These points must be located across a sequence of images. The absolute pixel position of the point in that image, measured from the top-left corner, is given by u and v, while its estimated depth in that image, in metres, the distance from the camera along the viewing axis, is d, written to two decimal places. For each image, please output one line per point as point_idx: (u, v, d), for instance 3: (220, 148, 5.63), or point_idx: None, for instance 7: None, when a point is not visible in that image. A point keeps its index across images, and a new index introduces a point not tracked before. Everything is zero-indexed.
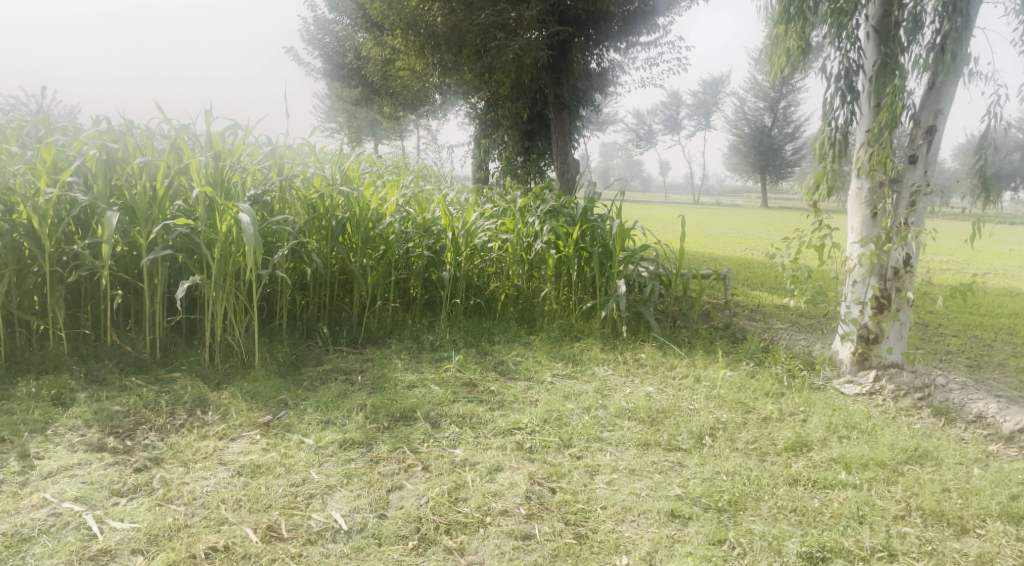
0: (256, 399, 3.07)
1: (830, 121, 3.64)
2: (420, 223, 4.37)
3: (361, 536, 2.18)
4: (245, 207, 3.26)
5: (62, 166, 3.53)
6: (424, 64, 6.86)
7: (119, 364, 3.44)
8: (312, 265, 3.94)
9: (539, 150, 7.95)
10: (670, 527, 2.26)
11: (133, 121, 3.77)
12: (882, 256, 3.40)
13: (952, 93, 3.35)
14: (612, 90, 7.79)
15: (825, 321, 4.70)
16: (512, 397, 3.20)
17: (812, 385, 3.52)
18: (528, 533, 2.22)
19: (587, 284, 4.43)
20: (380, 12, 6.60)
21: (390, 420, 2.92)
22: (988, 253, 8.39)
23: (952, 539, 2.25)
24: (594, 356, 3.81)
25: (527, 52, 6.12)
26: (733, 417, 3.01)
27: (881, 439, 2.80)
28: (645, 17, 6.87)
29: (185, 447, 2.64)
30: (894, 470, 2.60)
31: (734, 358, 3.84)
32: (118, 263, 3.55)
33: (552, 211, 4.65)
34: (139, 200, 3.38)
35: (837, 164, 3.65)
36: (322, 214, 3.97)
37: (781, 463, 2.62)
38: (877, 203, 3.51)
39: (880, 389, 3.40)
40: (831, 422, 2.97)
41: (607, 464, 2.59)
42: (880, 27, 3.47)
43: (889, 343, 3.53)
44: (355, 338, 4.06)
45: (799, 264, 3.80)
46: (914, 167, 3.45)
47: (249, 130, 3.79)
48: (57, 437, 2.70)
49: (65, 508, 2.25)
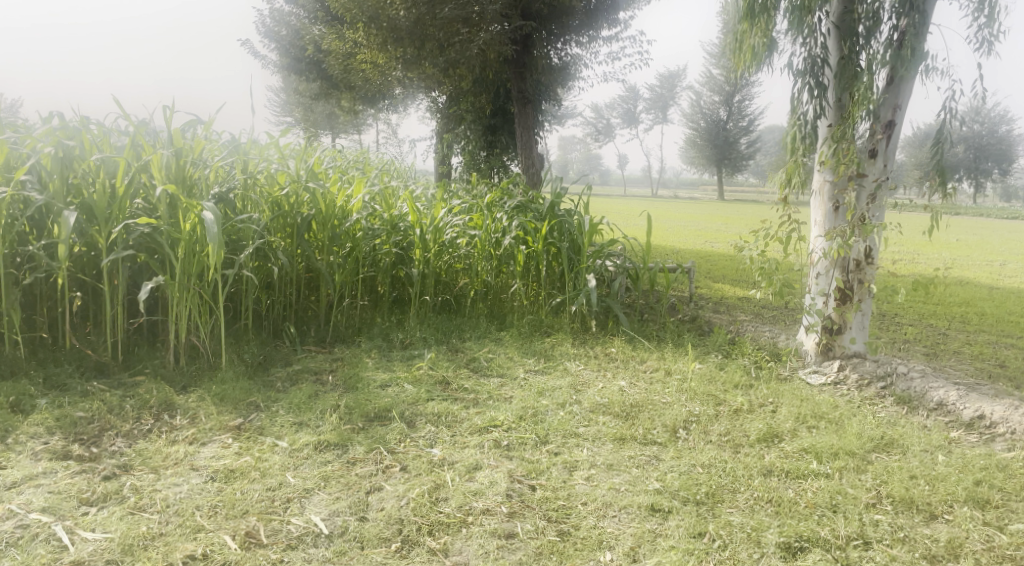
0: (225, 402, 3.01)
1: (801, 116, 3.67)
2: (387, 220, 4.33)
3: (343, 540, 2.16)
4: (209, 205, 3.18)
5: (15, 164, 3.41)
6: (386, 58, 6.78)
7: (79, 368, 3.33)
8: (278, 264, 3.88)
9: (503, 144, 7.93)
10: (651, 521, 2.28)
11: (89, 117, 3.65)
12: (846, 249, 3.47)
13: (910, 88, 3.44)
14: (574, 84, 7.80)
15: (788, 312, 4.79)
16: (486, 394, 3.19)
17: (779, 375, 3.59)
18: (511, 531, 2.22)
19: (555, 279, 4.46)
20: (341, 5, 6.50)
21: (365, 421, 2.89)
22: (937, 244, 8.65)
23: (922, 525, 2.32)
24: (565, 351, 3.83)
25: (490, 47, 6.17)
26: (705, 409, 3.05)
27: (850, 429, 2.86)
28: (607, 11, 6.91)
29: (155, 452, 2.58)
30: (863, 459, 2.66)
31: (703, 350, 3.90)
32: (76, 264, 3.44)
33: (520, 206, 4.64)
34: (98, 200, 3.28)
35: (806, 158, 3.69)
36: (287, 211, 3.91)
37: (754, 454, 2.67)
38: (841, 197, 3.58)
39: (845, 379, 3.48)
40: (800, 413, 3.03)
41: (585, 459, 2.61)
42: (840, 23, 3.55)
43: (852, 334, 3.61)
44: (323, 337, 4.00)
45: (766, 257, 3.86)
46: (875, 161, 3.51)
47: (210, 125, 3.70)
48: (19, 445, 2.61)
49: (32, 519, 2.18)
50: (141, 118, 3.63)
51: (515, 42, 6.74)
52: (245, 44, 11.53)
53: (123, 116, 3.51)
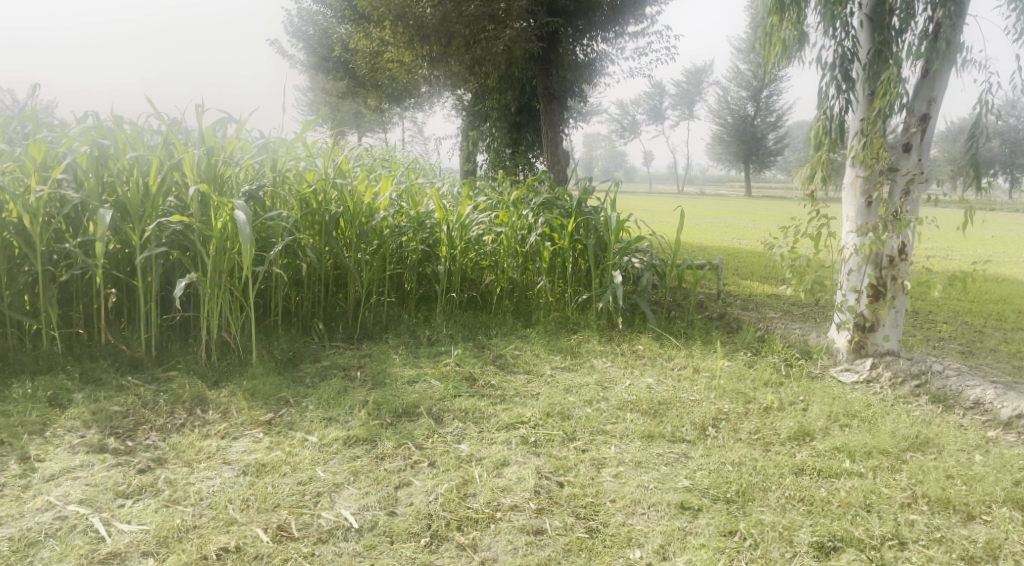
0: (256, 397, 3.04)
1: (827, 110, 3.66)
2: (414, 217, 4.35)
3: (372, 534, 2.17)
4: (239, 202, 3.21)
5: (51, 164, 3.47)
6: (413, 56, 6.80)
7: (114, 363, 3.40)
8: (307, 261, 3.92)
9: (528, 142, 7.92)
10: (680, 519, 2.27)
11: (123, 117, 3.71)
12: (879, 245, 3.42)
13: (945, 81, 3.37)
14: (600, 81, 7.77)
15: (818, 310, 4.74)
16: (513, 391, 3.20)
17: (810, 373, 3.55)
18: (540, 527, 2.21)
19: (581, 276, 4.44)
20: (368, 4, 6.54)
21: (393, 416, 2.91)
22: (973, 240, 8.47)
23: (960, 526, 2.28)
24: (592, 348, 3.82)
25: (516, 44, 6.16)
26: (734, 407, 3.02)
27: (883, 428, 2.82)
28: (633, 6, 6.86)
29: (188, 446, 2.61)
30: (897, 458, 2.62)
31: (732, 348, 3.86)
32: (110, 261, 3.49)
33: (546, 203, 4.63)
34: (132, 198, 3.33)
35: (831, 152, 3.69)
36: (315, 209, 3.95)
37: (785, 453, 2.64)
38: (873, 192, 3.53)
39: (878, 377, 3.43)
40: (832, 411, 2.99)
41: (613, 457, 2.60)
42: (873, 14, 3.50)
43: (885, 331, 3.56)
44: (351, 333, 4.03)
45: (796, 253, 3.82)
46: (909, 155, 3.45)
47: (241, 124, 3.73)
48: (56, 439, 2.66)
49: (71, 511, 2.22)
50: (174, 118, 3.68)
51: (541, 39, 6.74)
52: (273, 44, 11.65)
53: (156, 115, 3.56)
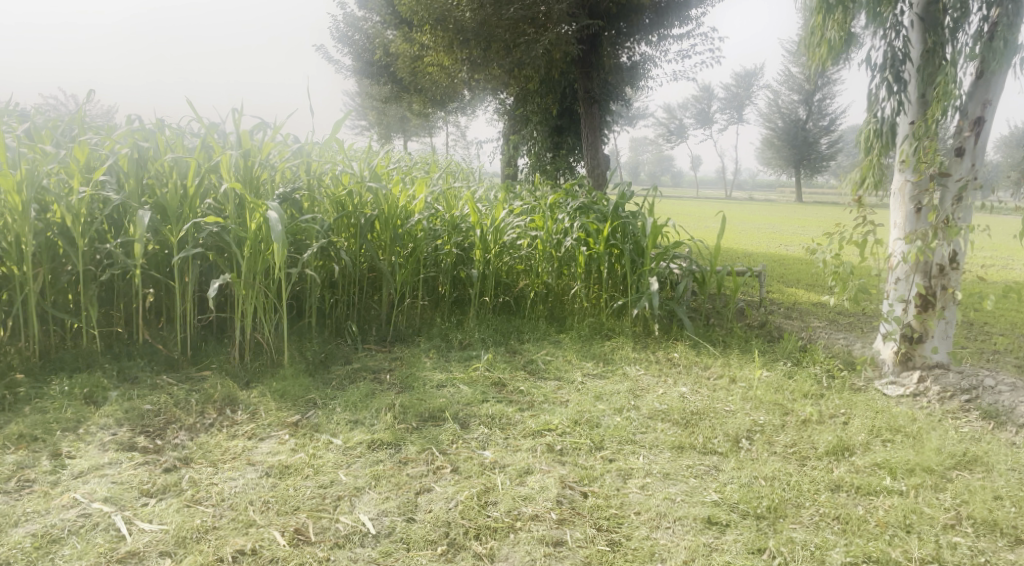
0: (285, 398, 3.05)
1: (875, 113, 3.53)
2: (448, 220, 4.33)
3: (389, 541, 2.14)
4: (273, 204, 3.22)
5: (95, 165, 3.54)
6: (453, 61, 6.81)
7: (151, 362, 3.44)
8: (341, 263, 3.93)
9: (569, 146, 7.87)
10: (706, 534, 2.19)
11: (165, 120, 3.76)
12: (928, 253, 3.27)
13: (1001, 83, 3.22)
14: (643, 84, 7.68)
15: (865, 319, 4.57)
16: (542, 398, 3.14)
17: (853, 386, 3.41)
18: (560, 539, 2.16)
19: (617, 281, 4.38)
20: (409, 9, 6.59)
21: (419, 420, 2.88)
22: None
23: (1006, 550, 2.15)
24: (625, 355, 3.75)
25: (557, 47, 6.12)
26: (771, 419, 2.92)
27: (928, 444, 2.68)
28: (678, 9, 6.75)
29: (214, 446, 2.63)
30: (942, 477, 2.49)
31: (771, 357, 3.75)
32: (149, 262, 3.54)
33: (583, 208, 4.58)
34: (170, 199, 3.38)
35: (883, 158, 3.56)
36: (351, 211, 3.96)
37: (822, 468, 2.53)
38: (923, 198, 3.38)
39: (925, 390, 3.27)
40: (874, 425, 2.87)
41: (641, 468, 2.53)
42: (925, 14, 3.37)
43: (934, 343, 3.40)
44: (384, 336, 4.03)
45: (841, 260, 3.68)
46: (961, 160, 3.30)
47: (278, 128, 3.73)
48: (89, 436, 2.70)
49: (95, 508, 2.25)
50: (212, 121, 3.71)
51: (582, 42, 6.68)
52: (320, 49, 11.85)
53: (194, 119, 3.59)
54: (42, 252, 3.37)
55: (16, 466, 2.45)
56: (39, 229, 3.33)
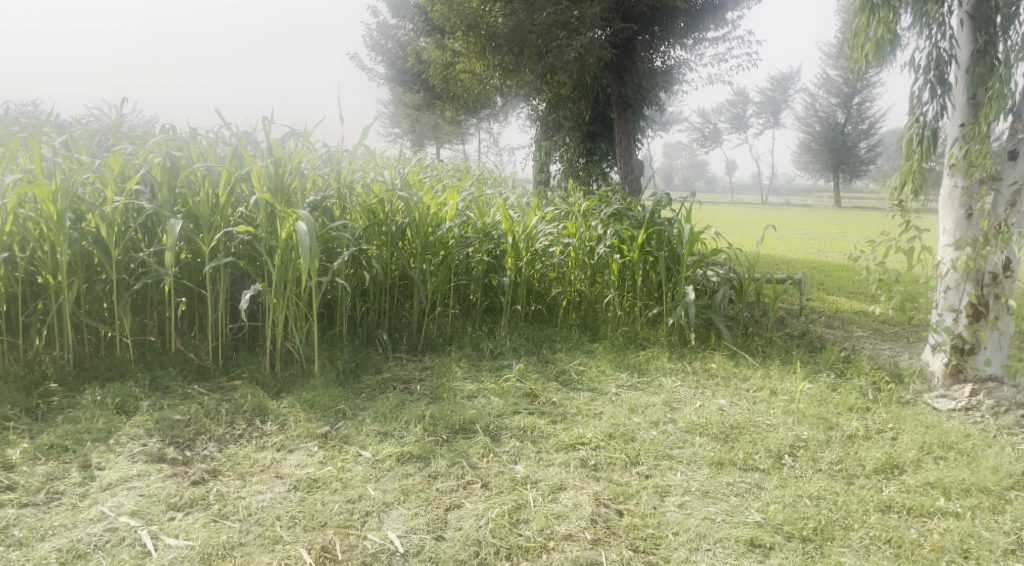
0: (315, 408, 3.02)
1: (919, 117, 3.40)
2: (480, 228, 4.28)
3: (417, 559, 2.09)
4: (302, 213, 3.16)
5: (129, 175, 3.54)
6: (485, 66, 6.77)
7: (182, 371, 3.42)
8: (372, 272, 3.90)
9: (602, 151, 7.77)
10: (749, 558, 2.10)
11: (198, 129, 3.77)
12: (980, 260, 3.13)
13: None
14: (677, 89, 7.54)
15: (911, 330, 4.40)
16: (575, 409, 3.06)
17: (900, 399, 3.27)
18: (594, 560, 2.09)
19: (652, 289, 4.28)
20: (441, 15, 6.58)
21: (449, 433, 2.82)
22: None
23: None
24: (661, 365, 3.65)
25: (589, 51, 6.02)
26: (815, 434, 2.79)
27: (984, 462, 2.54)
28: (713, 11, 6.63)
29: (243, 458, 2.59)
30: (1000, 498, 2.37)
31: (814, 368, 3.60)
32: (182, 271, 3.53)
33: (616, 213, 4.42)
34: (203, 208, 3.36)
35: (924, 163, 3.43)
36: (382, 220, 3.89)
37: (871, 487, 2.42)
38: (974, 203, 3.21)
39: (978, 404, 3.12)
40: (924, 441, 2.73)
41: (678, 484, 2.43)
42: (974, 12, 3.21)
43: (987, 355, 3.24)
44: (414, 345, 3.98)
45: (887, 268, 3.51)
46: (1016, 163, 3.11)
47: (309, 135, 3.70)
48: (119, 446, 2.68)
49: (122, 522, 2.22)
50: (244, 130, 3.69)
51: (616, 47, 6.63)
52: (353, 57, 11.94)
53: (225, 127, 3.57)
54: (76, 261, 3.37)
55: (46, 478, 2.44)
56: (74, 239, 3.32)
